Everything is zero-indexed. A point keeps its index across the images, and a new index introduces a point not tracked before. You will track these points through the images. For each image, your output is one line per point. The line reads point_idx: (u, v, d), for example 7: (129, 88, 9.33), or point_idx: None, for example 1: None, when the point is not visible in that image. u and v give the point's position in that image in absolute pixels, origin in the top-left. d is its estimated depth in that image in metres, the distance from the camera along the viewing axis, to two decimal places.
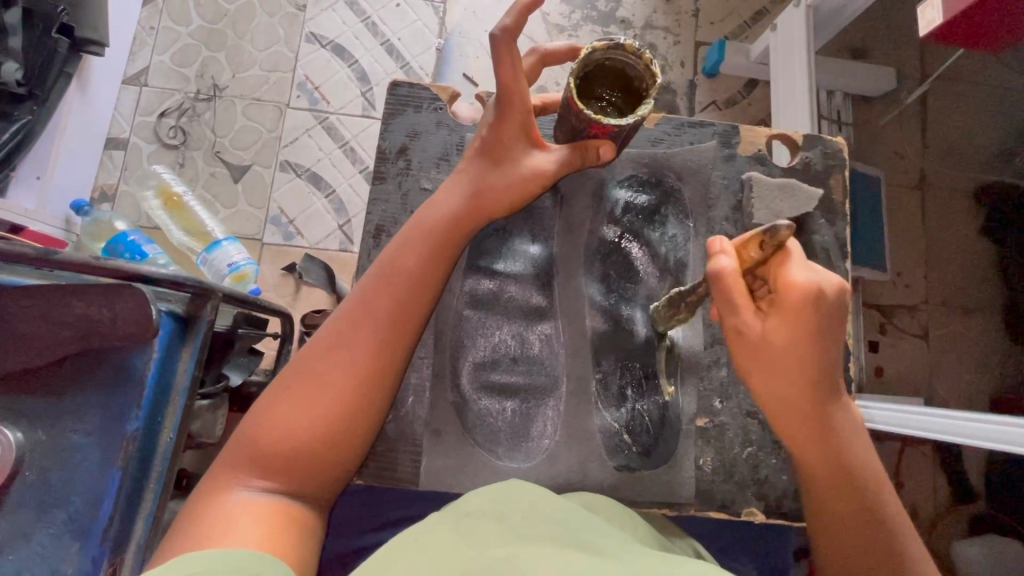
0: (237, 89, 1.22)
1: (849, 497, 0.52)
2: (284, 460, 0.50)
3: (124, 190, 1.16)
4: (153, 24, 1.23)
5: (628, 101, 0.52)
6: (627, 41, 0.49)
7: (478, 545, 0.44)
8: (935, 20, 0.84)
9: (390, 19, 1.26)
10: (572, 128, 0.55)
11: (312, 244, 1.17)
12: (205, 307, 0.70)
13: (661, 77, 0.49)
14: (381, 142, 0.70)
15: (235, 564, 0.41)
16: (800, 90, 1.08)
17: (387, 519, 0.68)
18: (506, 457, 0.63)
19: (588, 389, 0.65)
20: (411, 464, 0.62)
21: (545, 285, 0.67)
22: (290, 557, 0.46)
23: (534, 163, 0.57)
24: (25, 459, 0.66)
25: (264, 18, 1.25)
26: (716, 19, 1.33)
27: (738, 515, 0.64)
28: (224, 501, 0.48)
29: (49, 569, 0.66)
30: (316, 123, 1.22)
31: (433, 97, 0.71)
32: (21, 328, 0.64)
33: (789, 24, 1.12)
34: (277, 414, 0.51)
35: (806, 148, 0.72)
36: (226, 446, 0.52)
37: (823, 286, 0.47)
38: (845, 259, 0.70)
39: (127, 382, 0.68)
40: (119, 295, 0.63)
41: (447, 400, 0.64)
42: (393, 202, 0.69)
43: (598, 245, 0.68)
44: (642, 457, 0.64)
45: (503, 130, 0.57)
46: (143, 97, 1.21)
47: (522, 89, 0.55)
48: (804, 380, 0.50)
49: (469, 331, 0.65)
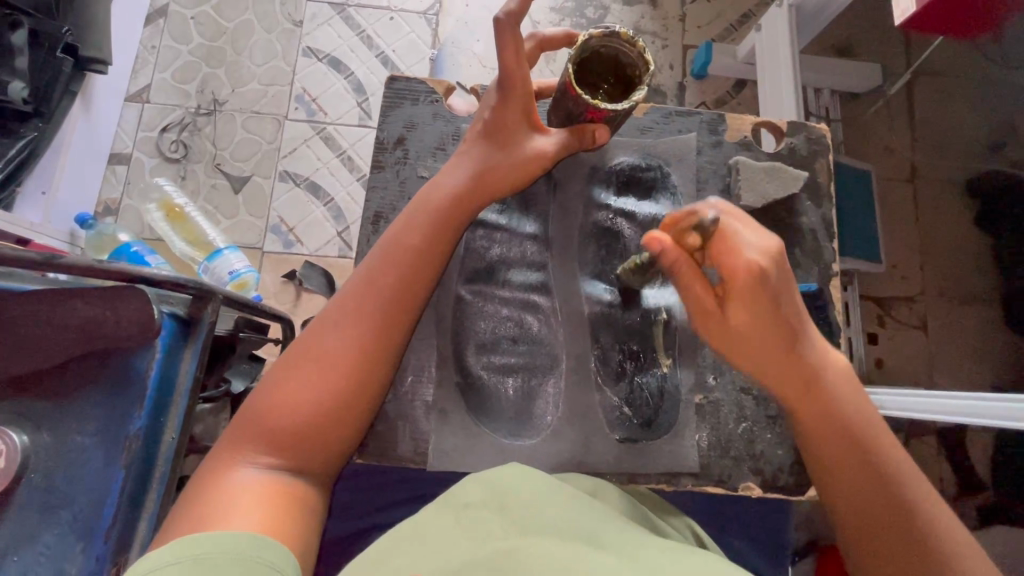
0: (237, 103, 1.25)
1: (841, 436, 0.53)
2: (295, 439, 0.51)
3: (128, 204, 1.19)
4: (156, 43, 1.27)
5: (620, 88, 0.54)
6: (623, 28, 0.50)
7: (481, 535, 0.47)
8: (908, 9, 0.83)
9: (384, 32, 1.30)
10: (568, 111, 0.57)
11: (312, 251, 1.19)
12: (207, 310, 0.72)
13: (653, 65, 0.50)
14: (378, 133, 0.71)
15: (244, 552, 0.43)
16: (786, 89, 1.10)
17: (392, 501, 0.69)
18: (509, 435, 0.63)
19: (588, 367, 0.66)
20: (411, 443, 0.63)
21: (541, 264, 0.68)
22: (297, 537, 0.47)
23: (536, 145, 0.59)
24: (30, 461, 0.67)
25: (263, 34, 1.29)
26: (703, 22, 1.36)
27: (735, 490, 0.64)
28: (230, 479, 0.48)
29: (55, 571, 0.65)
30: (314, 133, 1.25)
31: (428, 91, 0.73)
32: (27, 333, 0.67)
33: (773, 24, 1.15)
34: (286, 394, 0.51)
35: (790, 134, 0.73)
36: (232, 423, 0.52)
37: (762, 257, 0.50)
38: (832, 238, 0.70)
39: (132, 381, 0.69)
40: (122, 298, 0.66)
41: (450, 380, 0.64)
42: (391, 188, 0.70)
43: (600, 225, 0.69)
44: (643, 429, 0.64)
45: (506, 112, 0.58)
46: (145, 113, 1.23)
47: (524, 76, 0.56)
48: (774, 352, 0.52)
49: (471, 314, 0.66)
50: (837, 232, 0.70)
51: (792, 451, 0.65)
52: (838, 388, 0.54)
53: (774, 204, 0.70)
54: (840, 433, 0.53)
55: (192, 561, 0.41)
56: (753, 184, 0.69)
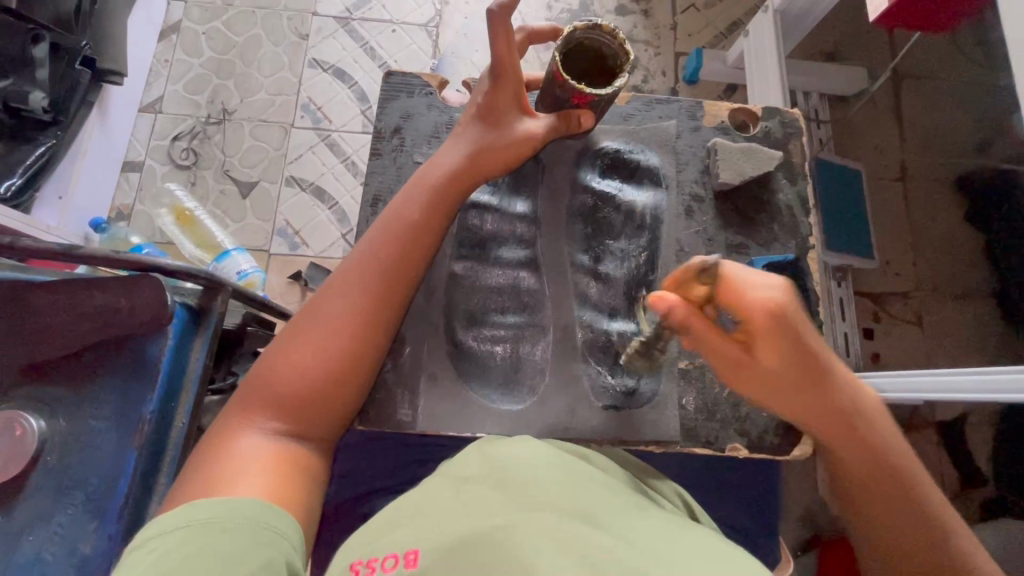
0: (245, 113, 1.30)
1: (876, 473, 0.54)
2: (296, 406, 0.53)
3: (140, 209, 1.23)
4: (168, 57, 1.33)
5: (602, 75, 0.58)
6: (605, 21, 0.54)
7: (480, 512, 0.46)
8: (880, 5, 0.86)
9: (387, 44, 1.35)
10: (555, 98, 0.62)
11: (317, 253, 1.23)
12: (216, 300, 0.77)
13: (633, 55, 0.55)
14: (377, 123, 0.75)
15: (248, 519, 0.45)
16: (774, 89, 1.14)
17: (391, 467, 0.71)
18: (498, 400, 0.66)
19: (575, 339, 0.69)
20: (408, 405, 0.65)
21: (530, 241, 0.72)
22: (298, 499, 0.50)
23: (527, 128, 0.62)
24: (46, 444, 0.70)
25: (271, 47, 1.34)
26: (694, 31, 1.41)
27: (723, 450, 0.65)
28: (236, 444, 0.51)
29: (68, 551, 0.67)
30: (320, 140, 1.29)
31: (424, 84, 0.77)
32: (44, 322, 0.70)
33: (759, 29, 1.20)
34: (289, 361, 0.54)
35: (766, 119, 0.76)
36: (237, 392, 0.55)
37: (778, 297, 0.48)
38: (809, 215, 0.73)
39: (144, 368, 0.72)
40: (137, 287, 0.69)
41: (440, 348, 0.67)
42: (389, 173, 0.74)
43: (584, 205, 0.73)
44: (627, 397, 0.67)
45: (498, 94, 0.61)
46: (158, 123, 1.29)
47: (514, 62, 0.60)
48: (804, 388, 0.52)
49: (462, 288, 0.69)
50: (814, 208, 0.73)
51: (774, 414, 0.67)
52: (867, 418, 0.55)
53: (753, 182, 0.73)
54: (868, 463, 0.54)
55: (199, 523, 0.44)
56: (729, 164, 0.72)
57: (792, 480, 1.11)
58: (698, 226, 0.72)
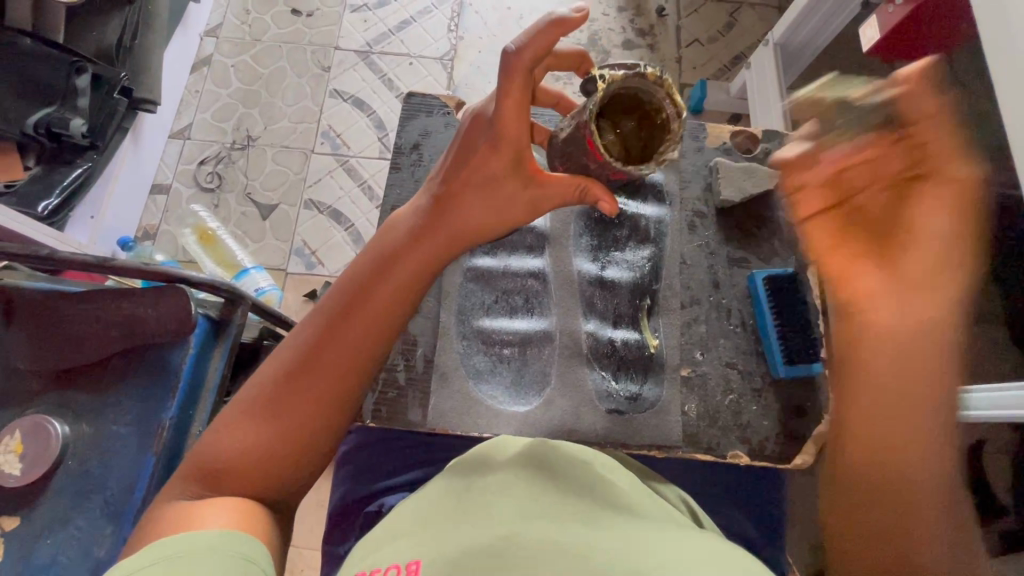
0: (268, 139, 1.37)
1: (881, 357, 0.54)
2: (242, 477, 0.53)
3: (166, 229, 1.30)
4: (199, 88, 1.41)
5: (647, 132, 0.51)
6: (649, 69, 0.49)
7: (482, 523, 0.46)
8: (874, 37, 0.92)
9: (405, 75, 1.42)
10: (580, 163, 0.56)
11: (333, 272, 1.27)
12: (236, 312, 0.79)
13: (684, 106, 0.49)
14: (396, 140, 0.80)
15: (209, 544, 0.45)
16: (776, 116, 1.17)
17: (401, 466, 0.70)
18: (506, 402, 0.68)
19: (581, 347, 0.70)
20: (418, 409, 0.67)
21: (538, 251, 0.75)
22: (258, 526, 0.50)
23: (521, 196, 0.58)
24: (69, 449, 0.72)
25: (295, 78, 1.42)
26: (699, 63, 1.47)
27: (723, 457, 0.66)
28: (215, 458, 0.53)
29: (85, 554, 0.68)
30: (338, 165, 1.35)
31: (441, 105, 0.81)
32: (77, 329, 0.74)
33: (761, 60, 1.25)
34: (235, 435, 0.54)
35: (765, 141, 0.80)
36: (195, 450, 0.55)
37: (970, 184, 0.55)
38: None
39: (165, 375, 0.74)
40: (165, 296, 0.72)
41: (451, 351, 0.69)
42: (406, 186, 0.78)
43: (596, 218, 0.76)
44: (631, 402, 0.68)
45: (488, 162, 0.57)
46: (186, 148, 1.36)
47: (515, 129, 0.55)
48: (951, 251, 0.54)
49: (471, 299, 0.72)
50: None
51: (776, 423, 0.68)
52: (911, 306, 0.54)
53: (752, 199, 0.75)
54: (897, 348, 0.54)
55: (163, 559, 0.44)
56: (730, 181, 0.75)
57: (802, 504, 1.09)
58: (700, 240, 0.75)
